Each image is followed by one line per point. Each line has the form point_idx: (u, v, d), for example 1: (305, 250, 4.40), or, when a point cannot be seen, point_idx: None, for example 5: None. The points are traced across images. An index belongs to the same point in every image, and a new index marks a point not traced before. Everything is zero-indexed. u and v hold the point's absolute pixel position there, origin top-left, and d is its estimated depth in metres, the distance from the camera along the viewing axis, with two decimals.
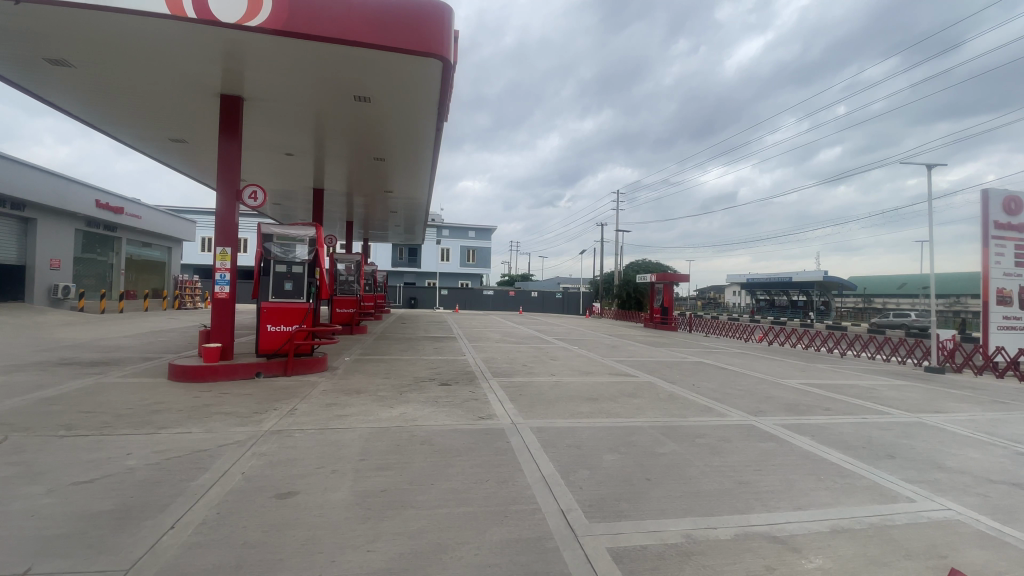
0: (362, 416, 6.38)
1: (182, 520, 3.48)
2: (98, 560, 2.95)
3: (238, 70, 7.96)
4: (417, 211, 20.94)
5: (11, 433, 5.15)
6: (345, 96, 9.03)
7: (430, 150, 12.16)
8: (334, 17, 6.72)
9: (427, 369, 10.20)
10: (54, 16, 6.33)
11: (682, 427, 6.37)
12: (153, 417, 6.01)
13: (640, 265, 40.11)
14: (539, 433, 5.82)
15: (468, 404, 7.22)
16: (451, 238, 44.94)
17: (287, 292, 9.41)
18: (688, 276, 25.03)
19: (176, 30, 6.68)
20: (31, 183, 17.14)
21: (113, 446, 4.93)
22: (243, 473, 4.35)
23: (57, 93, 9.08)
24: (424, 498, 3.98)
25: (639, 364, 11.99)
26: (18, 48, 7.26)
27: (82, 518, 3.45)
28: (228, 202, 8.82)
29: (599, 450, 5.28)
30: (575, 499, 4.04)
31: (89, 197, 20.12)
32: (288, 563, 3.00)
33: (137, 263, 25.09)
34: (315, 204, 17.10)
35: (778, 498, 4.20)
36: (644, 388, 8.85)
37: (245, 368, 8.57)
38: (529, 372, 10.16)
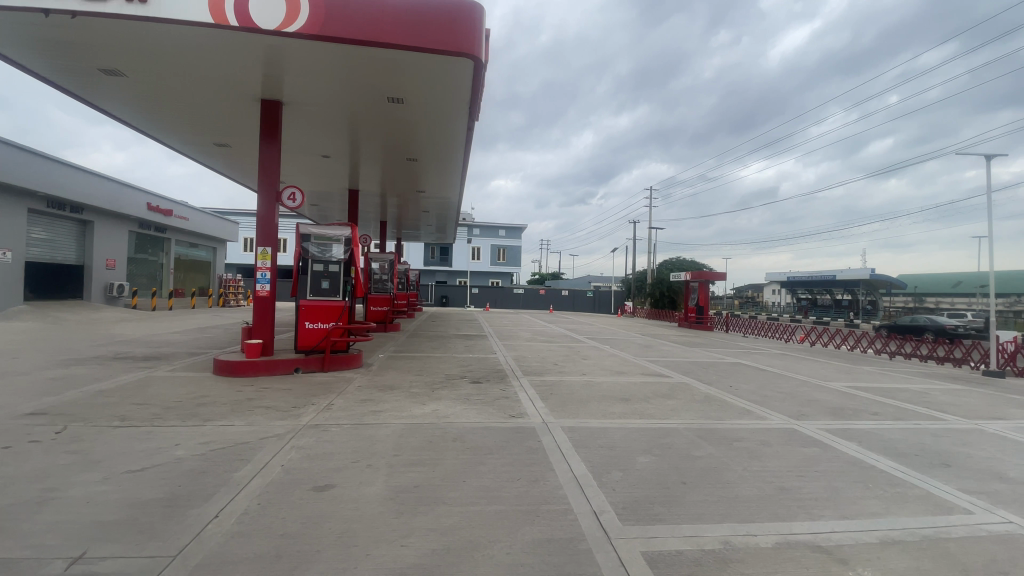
0: (395, 413, 6.47)
1: (225, 509, 3.61)
2: (148, 546, 3.09)
3: (277, 75, 8.19)
4: (449, 211, 21.10)
5: (69, 423, 5.47)
6: (380, 98, 9.18)
7: (462, 150, 12.23)
8: (368, 20, 6.82)
9: (458, 367, 10.27)
10: (107, 27, 6.67)
11: (719, 430, 6.18)
12: (199, 410, 6.27)
13: (673, 264, 39.27)
14: (571, 433, 5.77)
15: (498, 402, 7.23)
16: (481, 237, 45.22)
17: (324, 290, 9.64)
18: (725, 275, 24.30)
19: (219, 38, 6.93)
20: (87, 187, 18.09)
21: (160, 437, 5.16)
22: (282, 466, 4.49)
23: (110, 101, 9.58)
24: (455, 496, 3.99)
25: (673, 364, 11.73)
26: (75, 59, 7.69)
27: (133, 505, 3.63)
28: (269, 203, 9.10)
29: (633, 452, 5.18)
30: (608, 501, 3.97)
31: (140, 200, 21.13)
32: (324, 555, 3.05)
33: (185, 262, 26.29)
34: (350, 204, 17.42)
35: (822, 507, 4.02)
36: (679, 389, 8.65)
37: (285, 364, 8.85)
38: (560, 371, 10.07)
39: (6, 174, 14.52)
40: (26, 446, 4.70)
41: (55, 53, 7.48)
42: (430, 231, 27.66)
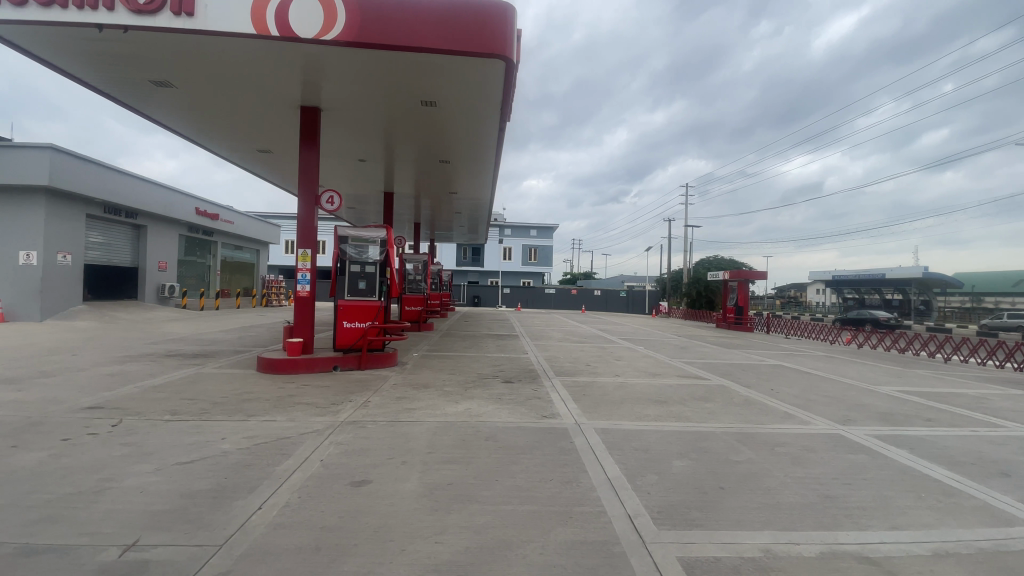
0: (429, 410, 6.57)
1: (267, 501, 3.74)
2: (196, 535, 3.24)
3: (316, 82, 8.44)
4: (480, 211, 21.24)
5: (125, 417, 5.81)
6: (413, 102, 9.33)
7: (494, 151, 12.30)
8: (402, 24, 6.94)
9: (491, 366, 10.31)
10: (156, 40, 7.02)
11: (759, 434, 5.97)
12: (243, 405, 6.54)
13: (710, 262, 38.26)
14: (605, 435, 5.70)
15: (530, 402, 7.23)
16: (512, 237, 45.34)
17: (361, 290, 9.88)
18: (765, 274, 23.45)
19: (260, 48, 7.20)
20: (139, 193, 19.10)
21: (207, 430, 5.41)
22: (321, 460, 4.63)
23: (161, 111, 10.10)
24: (488, 494, 4.01)
25: (710, 366, 11.41)
26: (129, 72, 8.14)
27: (183, 495, 3.82)
28: (308, 207, 9.39)
29: (669, 456, 5.08)
30: (643, 504, 3.91)
31: (189, 205, 22.18)
32: (361, 549, 3.13)
33: (230, 264, 27.47)
34: (385, 206, 17.77)
35: (870, 516, 3.82)
36: (716, 392, 8.41)
37: (324, 361, 9.12)
38: (593, 372, 9.96)
39: (67, 183, 15.51)
40: (85, 438, 5.01)
41: (111, 66, 7.93)
42: (463, 231, 27.93)
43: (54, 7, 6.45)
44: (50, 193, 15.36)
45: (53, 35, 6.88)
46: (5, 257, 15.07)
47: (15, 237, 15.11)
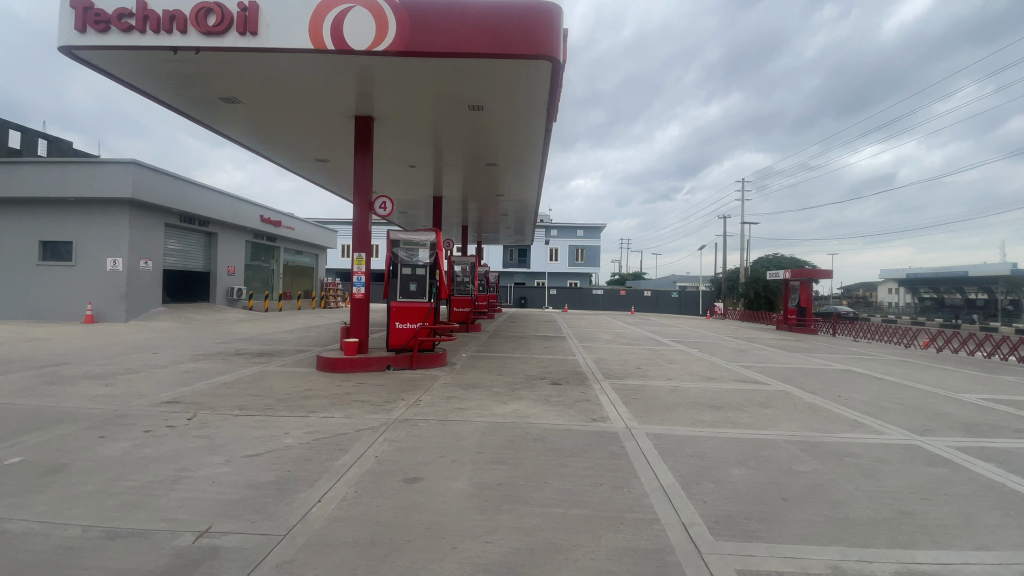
0: (478, 411, 6.65)
1: (326, 495, 3.92)
2: (263, 524, 3.44)
3: (369, 92, 8.76)
4: (527, 213, 21.30)
5: (200, 411, 6.26)
6: (461, 107, 9.50)
7: (541, 152, 12.31)
8: (451, 32, 7.09)
9: (539, 368, 10.30)
10: (223, 59, 7.51)
11: (825, 444, 5.62)
12: (304, 402, 6.89)
13: (769, 261, 36.43)
14: (657, 440, 5.56)
15: (579, 405, 7.16)
16: (559, 238, 45.20)
17: (412, 292, 10.16)
18: (831, 273, 22.05)
19: (316, 62, 7.56)
20: (211, 203, 20.50)
21: (272, 425, 5.75)
22: (376, 457, 4.80)
23: (229, 125, 10.82)
24: (539, 496, 4.01)
25: (770, 371, 10.87)
26: (200, 90, 8.76)
27: (251, 486, 4.07)
28: (363, 212, 9.75)
29: (726, 463, 4.88)
30: (698, 513, 3.78)
31: (254, 213, 23.61)
32: (414, 544, 3.21)
33: (292, 268, 28.98)
34: (434, 210, 18.18)
35: (952, 535, 3.52)
36: (777, 398, 8.00)
37: (378, 361, 9.43)
38: (644, 375, 9.73)
39: (148, 195, 16.92)
40: (164, 430, 5.44)
41: (185, 85, 8.57)
42: (510, 233, 28.09)
43: (134, 33, 7.05)
44: (134, 204, 16.80)
45: (134, 58, 7.51)
46: (96, 264, 16.62)
47: (105, 246, 16.63)
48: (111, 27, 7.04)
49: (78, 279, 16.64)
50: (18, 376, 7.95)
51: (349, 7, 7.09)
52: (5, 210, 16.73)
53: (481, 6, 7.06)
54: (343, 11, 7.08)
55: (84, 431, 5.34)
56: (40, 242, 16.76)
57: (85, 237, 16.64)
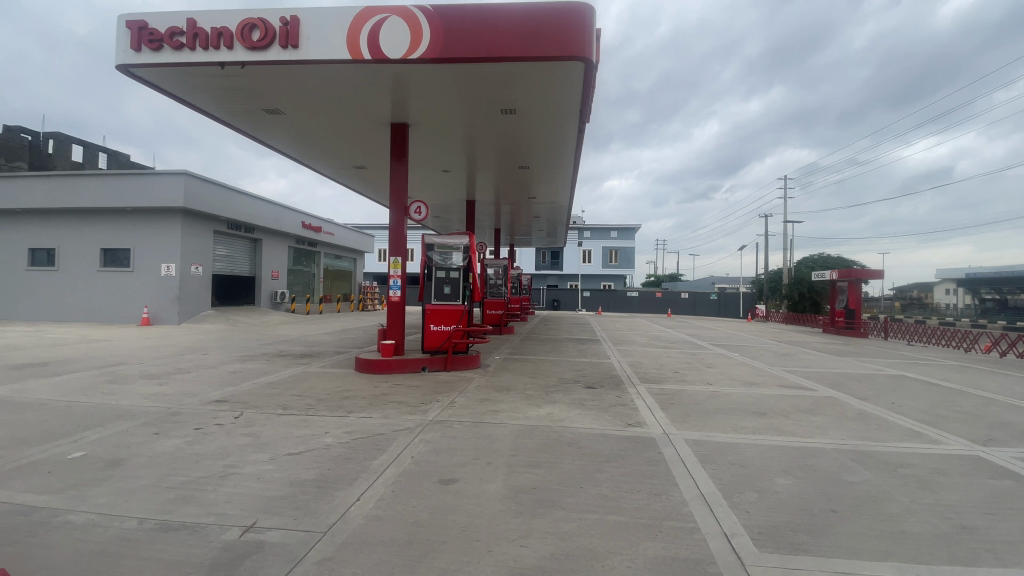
0: (512, 413, 6.66)
1: (364, 494, 4.00)
2: (304, 521, 3.55)
3: (404, 99, 8.94)
4: (560, 215, 21.21)
5: (245, 410, 6.52)
6: (493, 111, 9.56)
7: (574, 154, 12.25)
8: (483, 36, 7.15)
9: (573, 371, 10.21)
10: (266, 72, 7.82)
11: (878, 453, 5.33)
12: (343, 403, 7.08)
13: (814, 261, 34.93)
14: (696, 447, 5.42)
15: (614, 409, 7.06)
16: (593, 239, 44.88)
17: (446, 295, 10.28)
18: (881, 272, 20.91)
19: (354, 72, 7.77)
20: (256, 210, 21.36)
21: (313, 425, 5.92)
22: (412, 457, 4.87)
23: (272, 136, 11.26)
24: (574, 501, 3.97)
25: (817, 376, 10.41)
26: (246, 102, 9.15)
27: (293, 483, 4.20)
28: (399, 217, 9.94)
29: (770, 472, 4.70)
30: (741, 523, 3.65)
31: (296, 220, 24.46)
32: (450, 546, 3.24)
33: (331, 272, 29.87)
34: (467, 214, 18.36)
35: (1021, 553, 3.26)
36: (824, 404, 7.65)
37: (414, 363, 9.57)
38: (681, 380, 9.50)
39: (198, 204, 17.81)
40: (213, 427, 5.71)
41: (232, 98, 8.98)
42: (542, 235, 28.04)
43: (185, 50, 7.44)
44: (185, 213, 17.72)
45: (185, 74, 7.93)
46: (151, 269, 17.60)
47: (159, 252, 17.59)
48: (163, 45, 7.45)
49: (135, 284, 17.65)
50: (83, 374, 8.51)
51: (385, 17, 7.25)
52: (70, 220, 17.93)
53: (514, 10, 7.07)
54: (379, 21, 7.26)
55: (140, 427, 5.66)
56: (101, 249, 17.86)
57: (142, 245, 17.65)
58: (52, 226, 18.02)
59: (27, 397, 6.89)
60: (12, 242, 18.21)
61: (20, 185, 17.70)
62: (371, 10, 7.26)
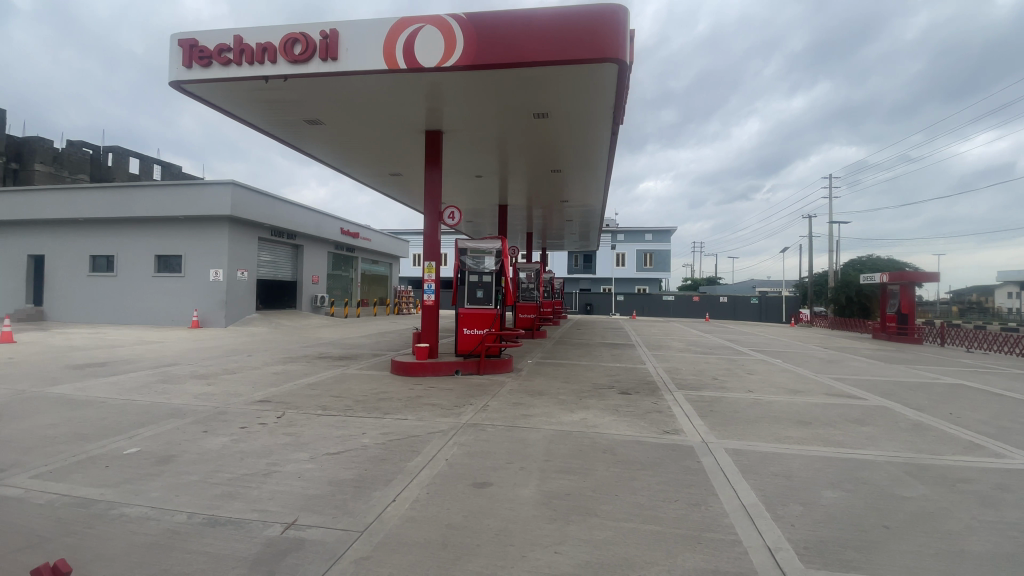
0: (545, 418, 6.64)
1: (399, 495, 4.07)
2: (342, 520, 3.63)
3: (438, 106, 9.09)
4: (593, 218, 21.02)
5: (287, 410, 6.75)
6: (526, 115, 9.59)
7: (606, 156, 12.14)
8: (516, 41, 7.20)
9: (607, 376, 10.09)
10: (307, 84, 8.12)
11: (935, 467, 5.02)
12: (380, 404, 7.23)
13: (863, 263, 33.34)
14: (737, 456, 5.26)
15: (650, 416, 6.93)
16: (626, 242, 44.36)
17: (479, 299, 10.37)
18: (937, 275, 19.74)
19: (390, 81, 7.97)
20: (297, 217, 22.11)
21: (351, 425, 6.07)
22: (446, 460, 4.92)
23: (313, 145, 11.65)
24: (609, 509, 3.92)
25: (866, 384, 9.89)
26: (288, 114, 9.51)
27: (332, 482, 4.32)
28: (433, 222, 10.10)
29: (815, 485, 4.49)
30: (784, 537, 3.51)
31: (335, 226, 25.19)
32: (483, 550, 3.25)
33: (368, 277, 30.62)
34: (500, 218, 18.44)
35: None
36: (874, 415, 7.25)
37: (447, 366, 9.68)
38: (720, 387, 9.22)
39: (244, 212, 18.60)
40: (257, 426, 5.94)
41: (276, 110, 9.35)
42: (575, 239, 27.86)
43: (232, 66, 7.81)
44: (232, 221, 18.54)
45: (232, 89, 8.31)
46: (201, 274, 18.49)
47: (208, 258, 18.47)
48: (212, 62, 7.84)
49: (186, 288, 18.58)
50: (138, 374, 9.01)
51: (420, 27, 7.41)
52: (128, 229, 19.06)
53: (547, 15, 7.08)
54: (413, 31, 7.42)
55: (190, 425, 5.95)
56: (155, 256, 18.91)
57: (192, 251, 18.58)
58: (111, 234, 19.19)
59: (89, 395, 7.35)
60: (76, 250, 19.50)
61: (83, 197, 18.94)
62: (406, 21, 7.43)
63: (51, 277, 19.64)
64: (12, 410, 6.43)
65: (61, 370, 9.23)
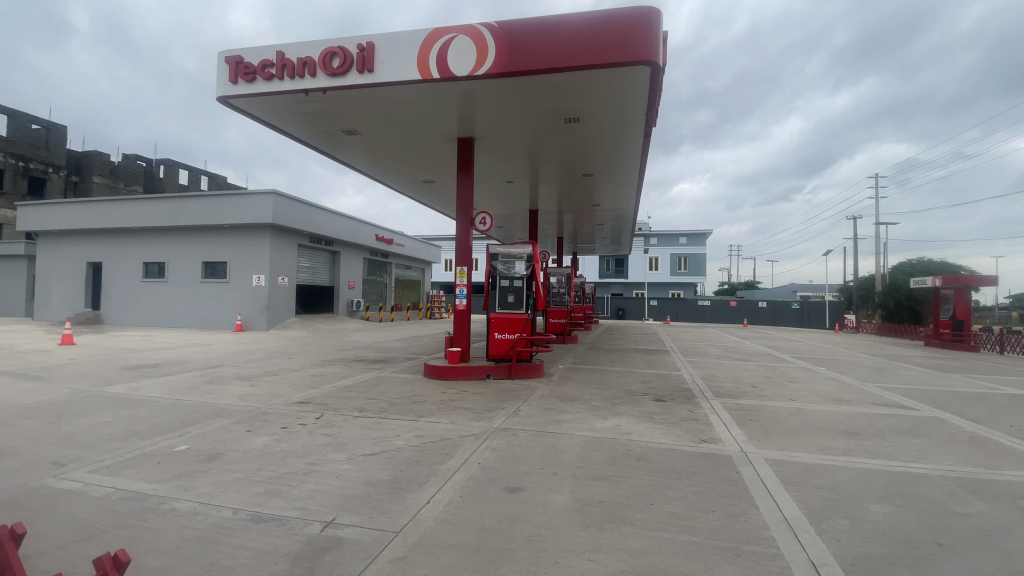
0: (577, 424, 6.59)
1: (433, 497, 4.13)
2: (379, 520, 3.71)
3: (471, 114, 9.22)
4: (625, 221, 20.81)
5: (325, 411, 6.95)
6: (557, 121, 9.62)
7: (639, 159, 12.02)
8: (547, 48, 7.24)
9: (640, 383, 9.91)
10: (345, 96, 8.39)
11: (995, 482, 4.72)
12: (414, 407, 7.35)
13: (913, 267, 31.74)
14: (777, 467, 5.09)
15: (686, 424, 6.78)
16: (660, 246, 43.69)
17: (510, 303, 10.42)
18: (995, 278, 18.56)
19: (423, 91, 8.14)
20: (335, 225, 22.76)
21: (386, 427, 6.20)
22: (479, 463, 4.96)
23: (349, 155, 11.99)
24: (643, 518, 3.86)
25: (918, 394, 9.38)
26: (326, 124, 9.82)
27: (368, 483, 4.42)
28: (465, 228, 10.21)
29: (862, 499, 4.30)
30: (830, 552, 3.37)
31: (370, 233, 25.80)
32: (517, 555, 3.26)
33: (402, 282, 31.18)
34: (531, 223, 18.52)
35: None
36: (928, 426, 6.86)
37: (479, 370, 9.74)
38: (759, 395, 8.93)
39: (285, 220, 19.32)
40: (297, 427, 6.15)
41: (314, 122, 9.68)
42: (606, 243, 27.63)
43: (274, 80, 8.13)
44: (274, 228, 19.27)
45: (274, 102, 8.66)
46: (245, 280, 19.27)
47: (251, 264, 19.24)
48: (256, 77, 8.19)
49: (231, 294, 19.39)
50: (187, 375, 9.47)
51: (453, 37, 7.55)
52: (177, 237, 20.07)
53: (578, 20, 7.09)
54: (447, 41, 7.57)
55: (233, 425, 6.20)
56: (202, 262, 19.82)
57: (237, 258, 19.39)
58: (162, 242, 20.24)
59: (141, 394, 7.77)
60: (130, 257, 20.65)
61: (136, 207, 20.09)
62: (440, 31, 7.59)
63: (107, 283, 20.86)
64: (73, 408, 6.86)
65: (116, 370, 9.79)
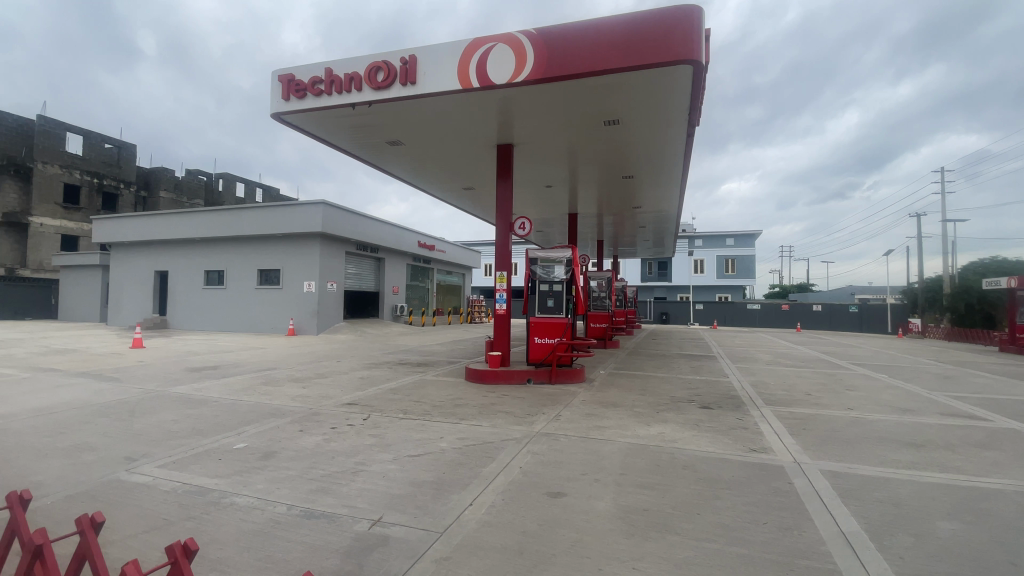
0: (620, 430, 6.51)
1: (476, 499, 4.19)
2: (424, 520, 3.81)
3: (510, 120, 9.33)
4: (668, 223, 20.34)
5: (371, 413, 7.18)
6: (596, 124, 9.58)
7: (681, 159, 11.77)
8: (586, 51, 7.24)
9: (685, 389, 9.65)
10: (389, 108, 8.67)
11: None
12: (456, 410, 7.47)
13: (986, 266, 29.46)
14: (833, 478, 4.86)
15: (734, 432, 6.56)
16: (705, 248, 42.40)
17: (550, 308, 10.42)
18: None
19: (463, 100, 8.31)
20: (379, 232, 23.44)
21: (430, 430, 6.35)
22: (520, 467, 4.99)
23: (392, 164, 12.36)
24: (690, 527, 3.78)
25: (994, 404, 8.66)
26: (371, 136, 10.17)
27: (413, 484, 4.53)
28: (505, 233, 10.31)
29: (928, 514, 4.04)
30: (891, 569, 3.20)
31: (413, 239, 26.40)
32: (560, 560, 3.27)
33: (444, 286, 31.69)
34: (570, 227, 18.45)
35: None
36: (1005, 439, 6.32)
37: (519, 374, 9.79)
38: (813, 403, 8.52)
39: (334, 228, 20.08)
40: (346, 427, 6.39)
41: (360, 134, 10.05)
42: (649, 245, 27.07)
43: (323, 96, 8.50)
44: (323, 237, 20.07)
45: (322, 117, 9.06)
46: (296, 286, 20.15)
47: (302, 271, 20.11)
48: (306, 94, 8.60)
49: (283, 299, 20.32)
50: (244, 377, 10.02)
51: (492, 45, 7.67)
52: (235, 246, 21.25)
53: (618, 22, 7.05)
54: (486, 50, 7.70)
55: (287, 424, 6.50)
56: (257, 270, 20.89)
57: (288, 265, 20.32)
58: (221, 251, 21.46)
59: (203, 394, 8.29)
60: (193, 266, 22.04)
61: (198, 219, 21.43)
62: (479, 41, 7.73)
63: (172, 290, 22.34)
64: (145, 406, 7.41)
65: (181, 372, 10.48)
